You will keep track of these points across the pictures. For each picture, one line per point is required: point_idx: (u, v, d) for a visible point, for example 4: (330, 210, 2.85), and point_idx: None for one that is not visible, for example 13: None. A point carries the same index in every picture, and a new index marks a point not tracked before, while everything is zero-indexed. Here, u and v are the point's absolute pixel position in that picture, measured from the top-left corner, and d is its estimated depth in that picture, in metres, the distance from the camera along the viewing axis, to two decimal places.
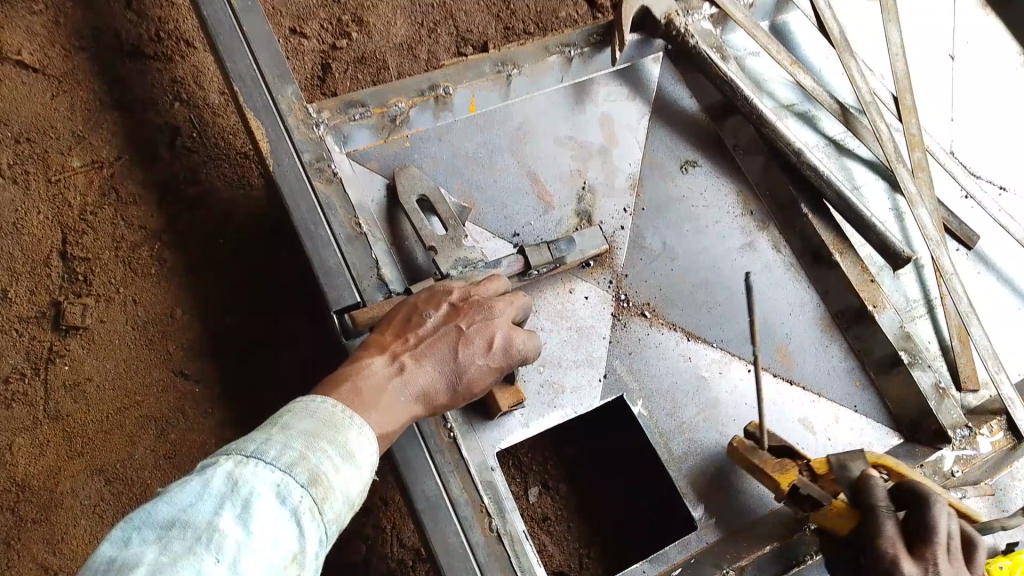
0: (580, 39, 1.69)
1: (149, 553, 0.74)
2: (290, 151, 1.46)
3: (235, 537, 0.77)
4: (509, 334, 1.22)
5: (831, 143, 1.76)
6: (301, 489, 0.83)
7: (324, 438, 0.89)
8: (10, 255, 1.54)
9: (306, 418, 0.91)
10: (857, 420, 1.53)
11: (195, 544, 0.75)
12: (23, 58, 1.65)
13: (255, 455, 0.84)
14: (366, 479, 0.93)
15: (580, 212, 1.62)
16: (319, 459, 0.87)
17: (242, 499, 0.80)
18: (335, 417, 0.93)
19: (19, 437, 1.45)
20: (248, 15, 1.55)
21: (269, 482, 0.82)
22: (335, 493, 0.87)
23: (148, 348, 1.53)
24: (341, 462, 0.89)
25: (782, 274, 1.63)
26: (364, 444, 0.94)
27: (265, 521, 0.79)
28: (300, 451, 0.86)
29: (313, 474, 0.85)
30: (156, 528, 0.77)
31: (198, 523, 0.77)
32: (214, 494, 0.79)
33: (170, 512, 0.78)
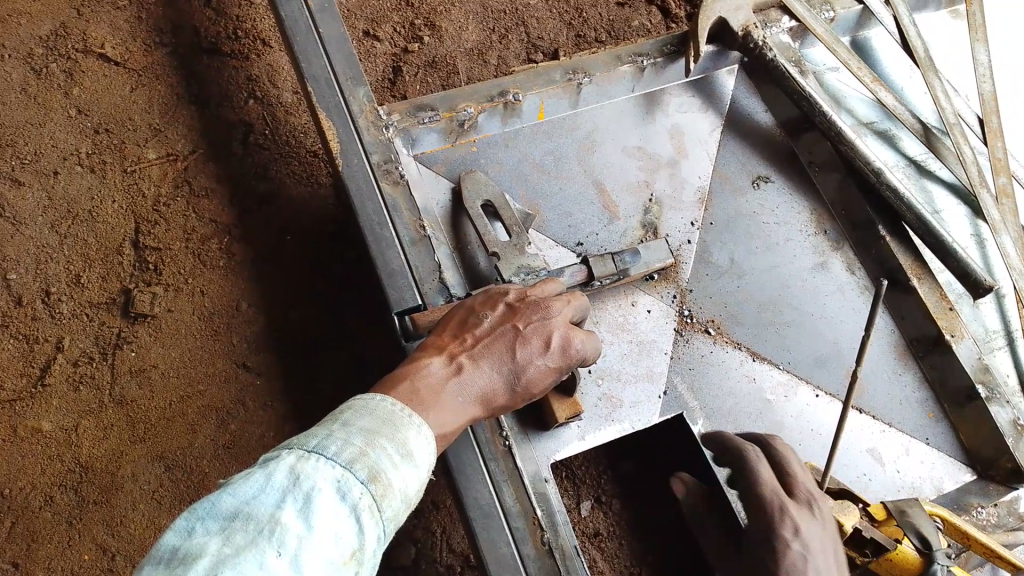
0: (653, 48, 1.67)
1: (212, 543, 0.74)
2: (359, 152, 1.47)
3: (296, 531, 0.77)
4: (567, 334, 1.20)
5: (911, 164, 1.69)
6: (361, 486, 0.82)
7: (384, 435, 0.89)
8: (84, 242, 1.58)
9: (366, 415, 0.91)
10: (929, 453, 1.47)
11: (258, 537, 0.75)
12: (106, 51, 1.72)
13: (317, 450, 0.83)
14: (425, 478, 0.92)
15: (646, 223, 1.59)
16: (378, 456, 0.86)
17: (304, 494, 0.79)
18: (395, 416, 0.92)
19: (85, 419, 1.48)
20: (324, 17, 1.57)
21: (330, 477, 0.81)
22: (394, 491, 0.86)
23: (213, 340, 1.56)
24: (400, 460, 0.88)
25: (855, 297, 1.58)
26: (422, 443, 0.93)
27: (326, 517, 0.79)
28: (360, 448, 0.85)
29: (372, 471, 0.84)
30: (219, 520, 0.77)
31: (260, 516, 0.77)
32: (276, 488, 0.79)
33: (232, 504, 0.78)
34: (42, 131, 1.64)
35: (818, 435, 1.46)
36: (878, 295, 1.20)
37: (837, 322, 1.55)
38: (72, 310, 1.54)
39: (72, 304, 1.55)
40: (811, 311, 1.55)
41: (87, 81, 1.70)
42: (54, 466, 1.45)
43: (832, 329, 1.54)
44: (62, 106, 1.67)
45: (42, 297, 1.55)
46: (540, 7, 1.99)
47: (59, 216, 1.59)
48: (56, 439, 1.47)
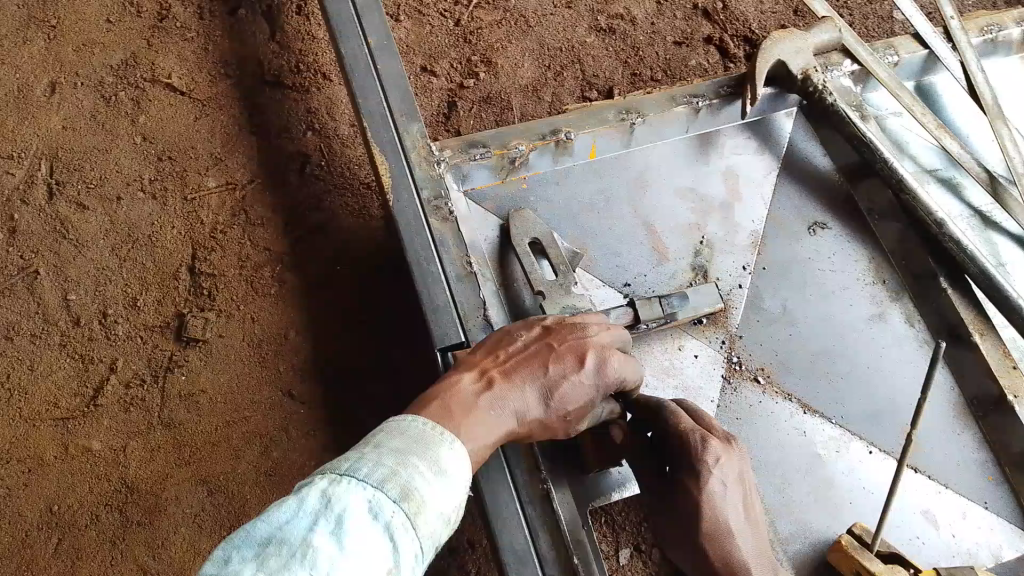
0: (709, 90, 1.64)
1: (248, 568, 0.74)
2: (411, 187, 1.48)
3: (330, 550, 0.76)
4: (602, 353, 1.17)
5: (976, 214, 1.64)
6: (393, 504, 0.82)
7: (414, 455, 0.89)
8: (143, 266, 1.63)
9: (396, 436, 0.91)
10: (986, 517, 1.40)
11: (292, 558, 0.75)
12: (173, 81, 1.78)
13: (348, 473, 0.84)
14: (460, 496, 0.91)
15: (696, 266, 1.56)
16: (409, 475, 0.86)
17: (337, 515, 0.79)
18: (425, 436, 0.92)
19: (133, 440, 1.51)
20: (383, 54, 1.60)
21: (362, 498, 0.81)
22: (428, 509, 0.85)
23: (260, 367, 1.58)
24: (431, 477, 0.88)
25: (913, 350, 1.52)
26: (454, 461, 0.92)
27: (359, 536, 0.78)
28: (391, 468, 0.85)
29: (404, 489, 0.84)
30: (254, 546, 0.77)
31: (294, 538, 0.77)
32: (309, 511, 0.79)
33: (267, 529, 0.78)
34: (109, 157, 1.70)
35: (869, 495, 1.41)
36: (935, 356, 1.17)
37: (894, 377, 1.50)
38: (127, 332, 1.58)
39: (128, 326, 1.59)
40: (867, 363, 1.50)
41: (153, 110, 1.75)
42: (101, 486, 1.48)
43: (888, 383, 1.49)
44: (129, 133, 1.73)
45: (99, 318, 1.59)
46: (597, 45, 1.99)
47: (120, 239, 1.65)
48: (104, 459, 1.50)
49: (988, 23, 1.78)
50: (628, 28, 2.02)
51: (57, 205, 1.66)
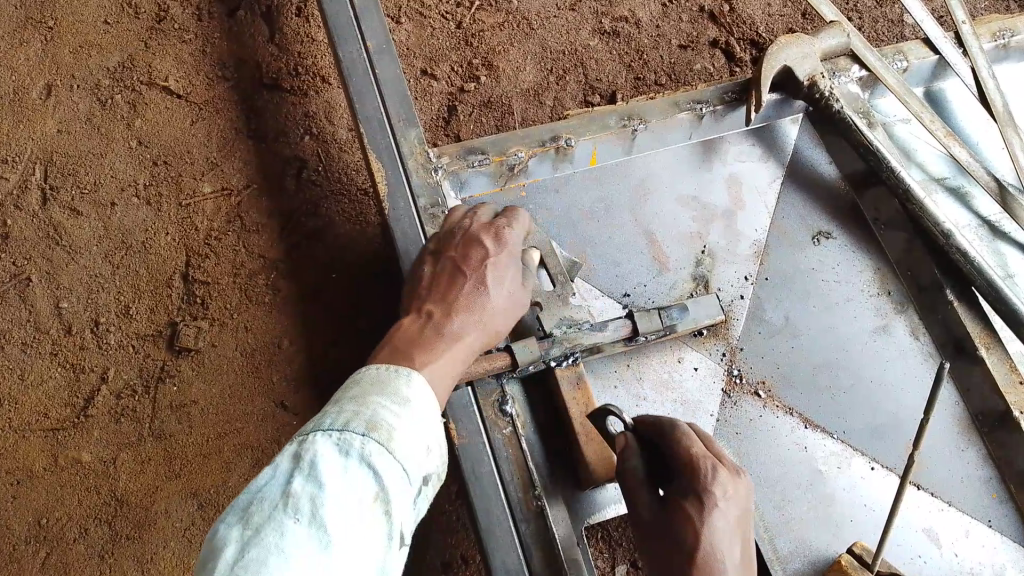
0: (713, 96, 1.58)
1: (234, 531, 0.73)
2: (406, 196, 1.46)
3: (309, 496, 0.74)
4: (495, 233, 1.26)
5: (984, 224, 1.61)
6: (362, 437, 0.80)
7: (375, 394, 0.87)
8: (137, 273, 1.62)
9: (356, 385, 0.89)
10: (990, 537, 1.37)
11: (274, 513, 0.73)
12: (169, 84, 1.76)
13: (313, 428, 0.82)
14: (435, 421, 0.89)
15: (697, 276, 1.54)
16: (374, 410, 0.84)
17: (309, 464, 0.77)
18: (384, 376, 0.90)
19: (124, 451, 1.50)
20: (381, 58, 1.57)
21: (330, 442, 0.79)
22: (402, 435, 0.83)
23: (253, 377, 1.56)
24: (397, 408, 0.86)
25: (918, 363, 1.49)
26: (418, 388, 0.90)
27: (336, 476, 0.76)
28: (355, 411, 0.84)
29: (370, 422, 0.82)
30: (237, 513, 0.75)
31: (273, 496, 0.75)
32: (282, 469, 0.77)
33: (247, 495, 0.77)
34: (103, 162, 1.69)
35: (870, 513, 1.38)
36: (939, 375, 1.13)
37: (898, 393, 1.46)
38: (119, 341, 1.57)
39: (120, 334, 1.58)
40: (870, 377, 1.47)
41: (149, 114, 1.73)
42: (90, 498, 1.48)
43: (892, 398, 1.46)
44: (124, 137, 1.71)
45: (91, 327, 1.58)
46: (601, 48, 1.95)
47: (113, 246, 1.63)
48: (94, 470, 1.49)
49: (1001, 27, 1.73)
50: (633, 30, 1.98)
51: (50, 211, 1.64)
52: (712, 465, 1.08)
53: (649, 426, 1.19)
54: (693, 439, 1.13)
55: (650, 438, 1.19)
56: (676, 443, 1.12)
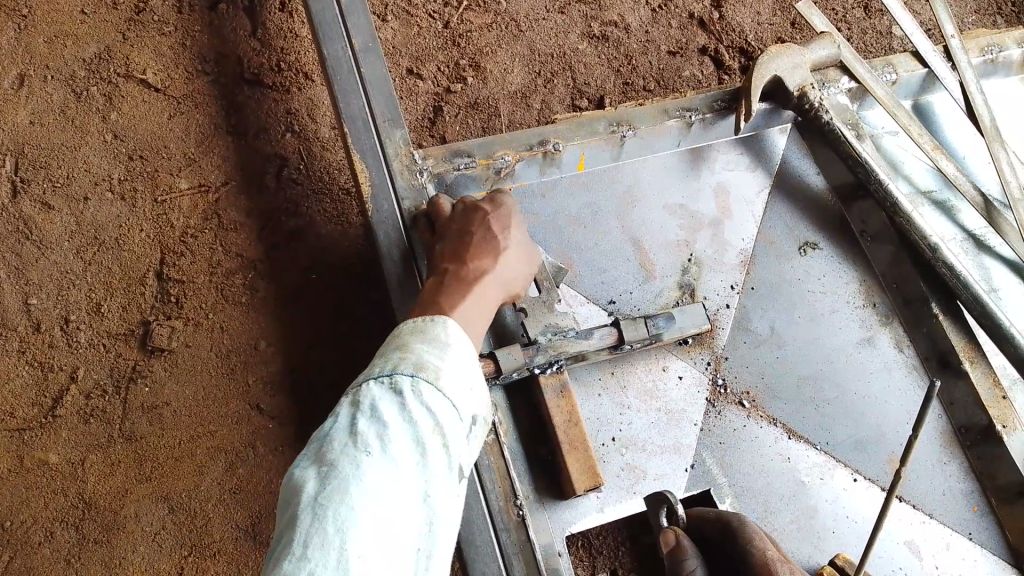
0: (702, 104, 1.57)
1: (310, 468, 0.79)
2: (390, 197, 1.43)
3: (376, 431, 0.81)
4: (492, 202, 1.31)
5: (970, 238, 1.61)
6: (413, 378, 0.87)
7: (414, 342, 0.93)
8: (109, 269, 1.57)
9: (396, 338, 0.96)
10: (971, 550, 1.37)
11: (346, 447, 0.80)
12: (147, 76, 1.72)
13: (366, 377, 0.88)
14: (473, 361, 0.96)
15: (683, 284, 1.52)
16: (418, 354, 0.90)
17: (370, 406, 0.84)
18: (419, 327, 0.97)
19: (92, 453, 1.46)
20: (366, 56, 1.54)
21: (385, 387, 0.86)
22: (447, 373, 0.89)
23: (228, 379, 1.53)
24: (439, 351, 0.92)
25: (902, 376, 1.49)
26: (454, 334, 0.96)
27: (396, 412, 0.83)
28: (400, 358, 0.90)
29: (418, 365, 0.88)
30: (310, 455, 0.81)
31: (340, 436, 0.81)
32: (345, 413, 0.84)
33: (316, 439, 0.82)
34: (77, 155, 1.64)
35: (852, 524, 1.37)
36: (928, 395, 1.11)
37: (881, 405, 1.46)
38: (90, 339, 1.52)
39: (91, 332, 1.53)
40: (854, 390, 1.46)
41: (126, 107, 1.69)
42: (56, 501, 1.43)
43: (877, 411, 1.45)
44: (99, 130, 1.66)
45: (61, 324, 1.53)
46: (589, 52, 1.93)
47: (86, 241, 1.58)
48: (61, 473, 1.44)
49: (989, 42, 1.74)
50: (622, 35, 1.96)
51: (21, 204, 1.59)
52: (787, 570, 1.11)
53: (708, 522, 1.21)
54: (763, 540, 1.15)
55: (711, 532, 1.20)
56: (748, 543, 1.14)
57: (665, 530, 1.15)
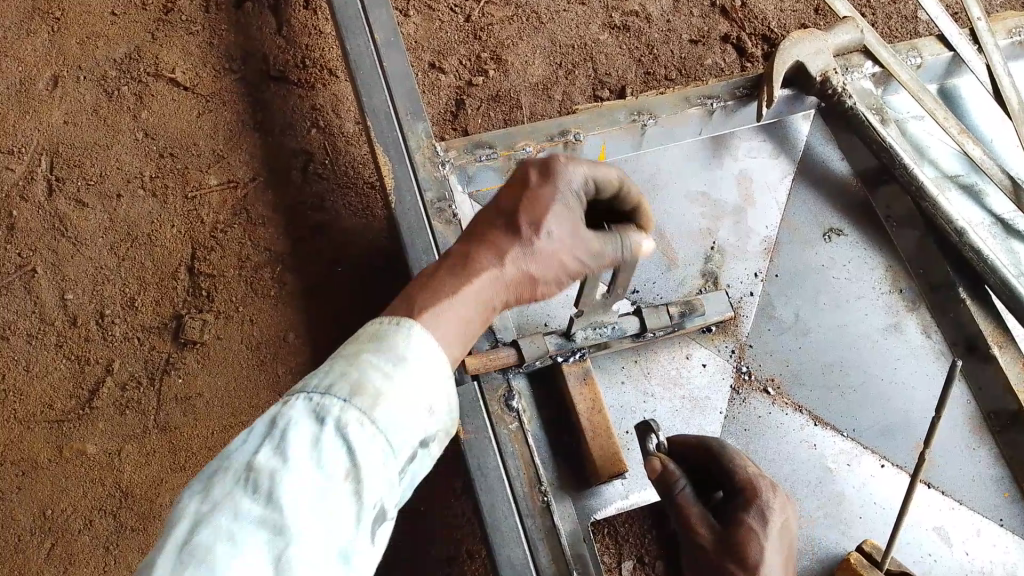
0: (724, 91, 1.57)
1: (194, 503, 0.69)
2: (413, 189, 1.45)
3: (275, 467, 0.69)
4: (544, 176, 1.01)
5: (998, 223, 1.59)
6: (343, 404, 0.74)
7: (365, 353, 0.80)
8: (142, 265, 1.61)
9: (354, 340, 0.83)
10: (1001, 535, 1.36)
11: (237, 484, 0.69)
12: (176, 75, 1.75)
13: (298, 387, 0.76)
14: (435, 381, 0.81)
15: (706, 272, 1.52)
16: (364, 369, 0.77)
17: (280, 432, 0.72)
18: (382, 331, 0.83)
19: (128, 444, 1.50)
20: (388, 50, 1.56)
21: (307, 407, 0.74)
22: (388, 399, 0.76)
23: (259, 370, 1.56)
24: (391, 369, 0.78)
25: (930, 362, 1.47)
26: (421, 347, 0.82)
27: (307, 446, 0.71)
28: (341, 372, 0.77)
29: (354, 386, 0.75)
30: (204, 480, 0.71)
31: (238, 467, 0.70)
32: (254, 435, 0.73)
33: (217, 462, 0.72)
34: (110, 153, 1.68)
35: (880, 511, 1.36)
36: (952, 372, 1.13)
37: (908, 390, 1.45)
38: (125, 332, 1.57)
39: (125, 326, 1.57)
40: (880, 376, 1.46)
41: (156, 106, 1.73)
42: (95, 490, 1.47)
43: (904, 398, 1.44)
44: (130, 129, 1.70)
45: (96, 319, 1.57)
46: (610, 43, 1.93)
47: (119, 238, 1.62)
48: (99, 462, 1.49)
49: (1018, 24, 1.72)
50: (643, 25, 1.96)
51: (56, 202, 1.64)
52: (769, 485, 1.11)
53: (687, 447, 1.21)
54: (744, 458, 1.16)
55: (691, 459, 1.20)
56: (729, 463, 1.14)
57: (649, 458, 1.15)
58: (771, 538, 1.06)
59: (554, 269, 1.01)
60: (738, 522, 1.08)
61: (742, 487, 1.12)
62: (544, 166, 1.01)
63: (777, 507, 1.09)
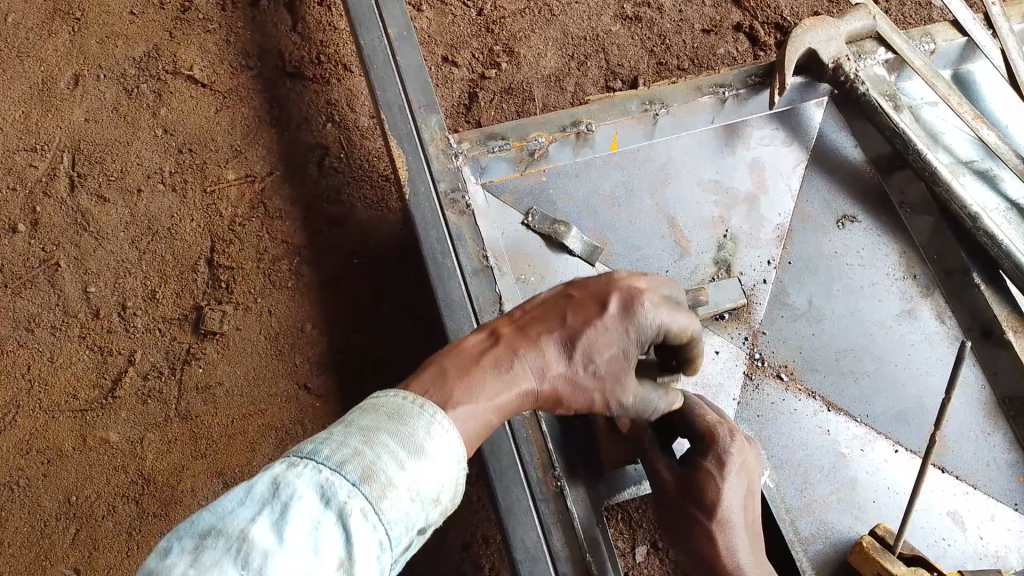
0: (737, 79, 1.58)
1: (179, 563, 0.67)
2: (427, 179, 1.47)
3: (269, 546, 0.69)
4: (623, 302, 1.05)
5: (1013, 208, 1.58)
6: (352, 487, 0.74)
7: (382, 433, 0.80)
8: (162, 258, 1.64)
9: (371, 412, 0.83)
10: (1016, 520, 1.35)
11: (228, 553, 0.68)
12: (194, 72, 1.78)
13: (308, 455, 0.76)
14: (442, 474, 0.82)
15: (719, 260, 1.52)
16: (378, 452, 0.78)
17: (283, 504, 0.71)
18: (399, 410, 0.84)
19: (150, 432, 1.53)
20: (402, 44, 1.58)
21: (315, 482, 0.74)
22: (396, 489, 0.77)
23: (277, 360, 1.58)
24: (404, 456, 0.79)
25: (945, 348, 1.47)
26: (436, 437, 0.83)
27: (305, 529, 0.71)
28: (354, 449, 0.78)
29: (367, 471, 0.76)
30: (193, 537, 0.70)
31: (231, 533, 0.69)
32: (255, 500, 0.72)
33: (210, 520, 0.71)
34: (130, 149, 1.71)
35: (893, 495, 1.36)
36: (960, 355, 1.11)
37: (922, 375, 1.45)
38: (146, 324, 1.60)
39: (147, 318, 1.60)
40: (893, 362, 1.45)
41: (175, 102, 1.76)
42: (118, 477, 1.50)
43: (918, 384, 1.44)
44: (150, 125, 1.74)
45: (119, 311, 1.60)
46: (622, 34, 1.94)
47: (140, 231, 1.66)
48: (122, 450, 1.51)
49: None
50: (655, 16, 1.97)
51: (79, 198, 1.67)
52: (727, 431, 1.18)
53: None
54: (702, 407, 1.21)
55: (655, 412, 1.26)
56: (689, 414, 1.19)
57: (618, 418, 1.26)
58: (730, 480, 1.15)
59: (583, 398, 1.06)
60: (698, 467, 1.16)
61: (702, 435, 1.18)
62: (626, 296, 1.06)
63: (735, 451, 1.16)
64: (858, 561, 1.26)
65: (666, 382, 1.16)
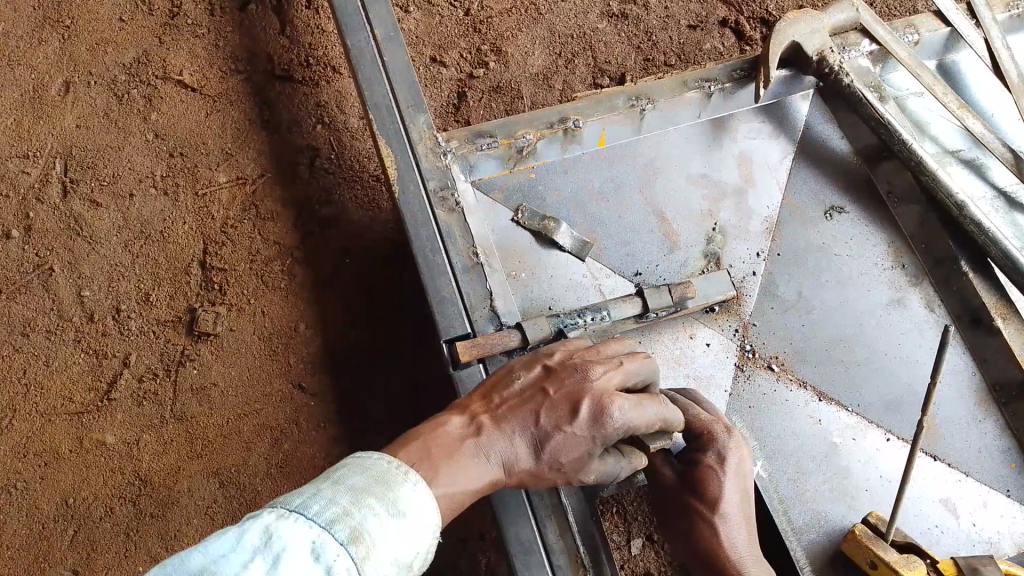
0: (722, 74, 1.59)
1: None
2: (416, 178, 1.47)
3: None
4: (595, 402, 1.04)
5: (1001, 195, 1.60)
6: (340, 547, 0.76)
7: (370, 495, 0.82)
8: (155, 262, 1.65)
9: (359, 473, 0.85)
10: (1009, 507, 1.37)
11: None
12: (184, 76, 1.79)
13: (298, 509, 0.78)
14: (422, 541, 0.84)
15: (708, 253, 1.54)
16: (365, 514, 0.80)
17: (274, 555, 0.73)
18: (386, 477, 0.86)
19: (146, 434, 1.54)
20: (390, 45, 1.59)
21: (306, 536, 0.76)
22: (380, 552, 0.78)
23: (271, 360, 1.59)
24: (390, 519, 0.81)
25: (933, 336, 1.48)
26: (420, 505, 0.85)
27: None
28: (342, 508, 0.80)
29: (355, 531, 0.78)
30: None
31: None
32: (246, 548, 0.73)
33: (200, 564, 0.72)
34: (121, 154, 1.72)
35: (885, 484, 1.38)
36: (944, 339, 1.14)
37: (912, 363, 1.46)
38: (139, 327, 1.61)
39: (140, 321, 1.61)
40: (882, 350, 1.47)
41: (165, 107, 1.77)
42: (115, 479, 1.51)
43: (908, 369, 1.46)
44: (141, 130, 1.74)
45: (113, 314, 1.61)
46: (609, 31, 1.95)
47: (132, 235, 1.66)
48: (118, 453, 1.53)
49: None
50: (641, 12, 1.97)
51: (71, 203, 1.68)
52: (725, 428, 1.19)
53: None
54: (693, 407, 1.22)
55: None
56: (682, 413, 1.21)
57: None
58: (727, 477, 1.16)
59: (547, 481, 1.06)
60: (698, 464, 1.18)
61: (699, 434, 1.19)
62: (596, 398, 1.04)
63: (732, 448, 1.18)
64: (852, 549, 1.27)
65: (636, 454, 1.14)
